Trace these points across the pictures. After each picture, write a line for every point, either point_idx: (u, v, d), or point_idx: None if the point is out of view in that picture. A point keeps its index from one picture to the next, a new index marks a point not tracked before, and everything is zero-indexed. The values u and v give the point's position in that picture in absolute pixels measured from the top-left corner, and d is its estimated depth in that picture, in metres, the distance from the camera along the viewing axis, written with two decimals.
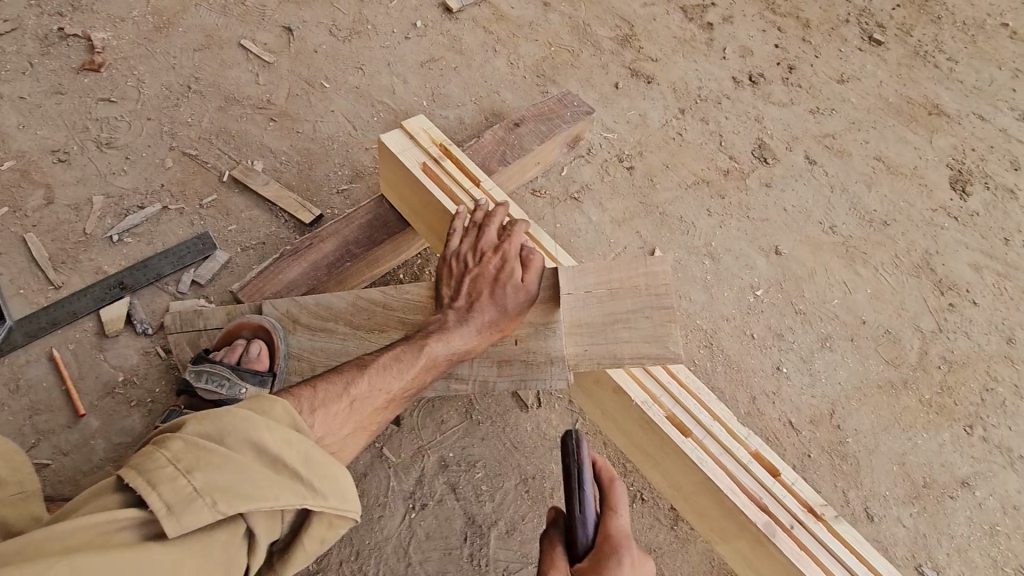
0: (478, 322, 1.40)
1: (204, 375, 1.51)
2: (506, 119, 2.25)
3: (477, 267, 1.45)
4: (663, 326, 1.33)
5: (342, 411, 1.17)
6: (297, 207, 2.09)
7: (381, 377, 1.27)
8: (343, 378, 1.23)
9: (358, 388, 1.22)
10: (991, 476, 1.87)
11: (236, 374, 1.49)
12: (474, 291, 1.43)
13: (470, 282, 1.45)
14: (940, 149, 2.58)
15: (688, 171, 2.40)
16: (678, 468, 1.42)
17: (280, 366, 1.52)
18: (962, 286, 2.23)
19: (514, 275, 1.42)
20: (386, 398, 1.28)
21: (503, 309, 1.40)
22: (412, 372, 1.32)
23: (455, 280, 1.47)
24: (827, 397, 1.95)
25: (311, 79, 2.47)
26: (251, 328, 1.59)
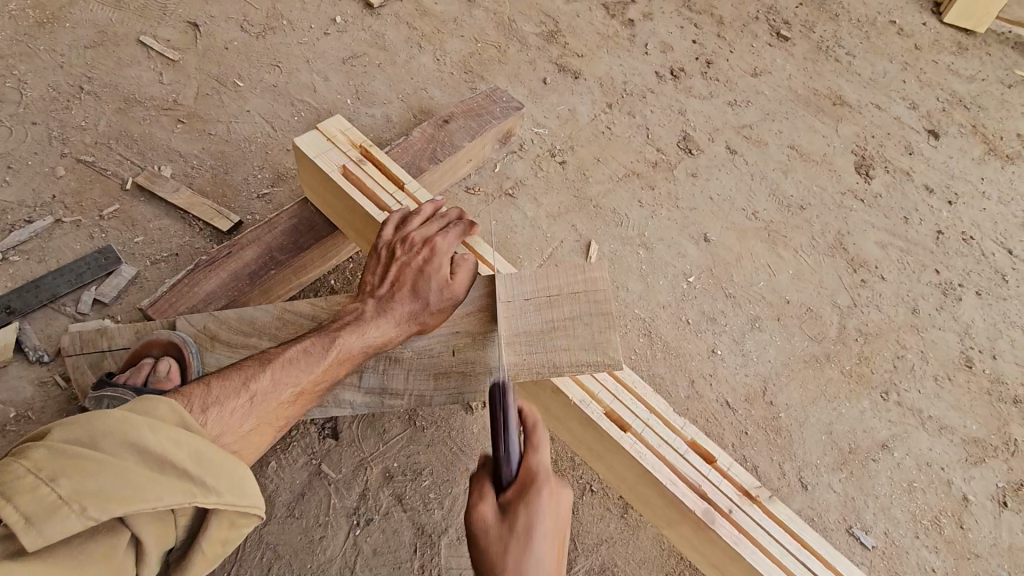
0: (398, 313, 1.36)
1: (104, 399, 1.37)
2: (433, 116, 2.20)
3: (402, 260, 1.40)
4: (602, 332, 1.32)
5: (241, 407, 1.13)
6: (212, 214, 1.94)
7: (289, 371, 1.22)
8: (241, 374, 1.17)
9: (260, 382, 1.17)
10: (907, 437, 2.01)
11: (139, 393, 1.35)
12: (398, 284, 1.38)
13: (396, 271, 1.41)
14: (845, 136, 2.77)
15: (619, 163, 2.44)
16: (620, 461, 1.42)
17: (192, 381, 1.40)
18: (872, 262, 2.39)
19: (441, 270, 1.38)
20: (294, 392, 1.22)
21: (425, 301, 1.37)
22: (323, 364, 1.27)
23: (381, 268, 1.43)
24: (759, 375, 2.04)
25: (223, 77, 2.31)
26: (161, 342, 1.46)
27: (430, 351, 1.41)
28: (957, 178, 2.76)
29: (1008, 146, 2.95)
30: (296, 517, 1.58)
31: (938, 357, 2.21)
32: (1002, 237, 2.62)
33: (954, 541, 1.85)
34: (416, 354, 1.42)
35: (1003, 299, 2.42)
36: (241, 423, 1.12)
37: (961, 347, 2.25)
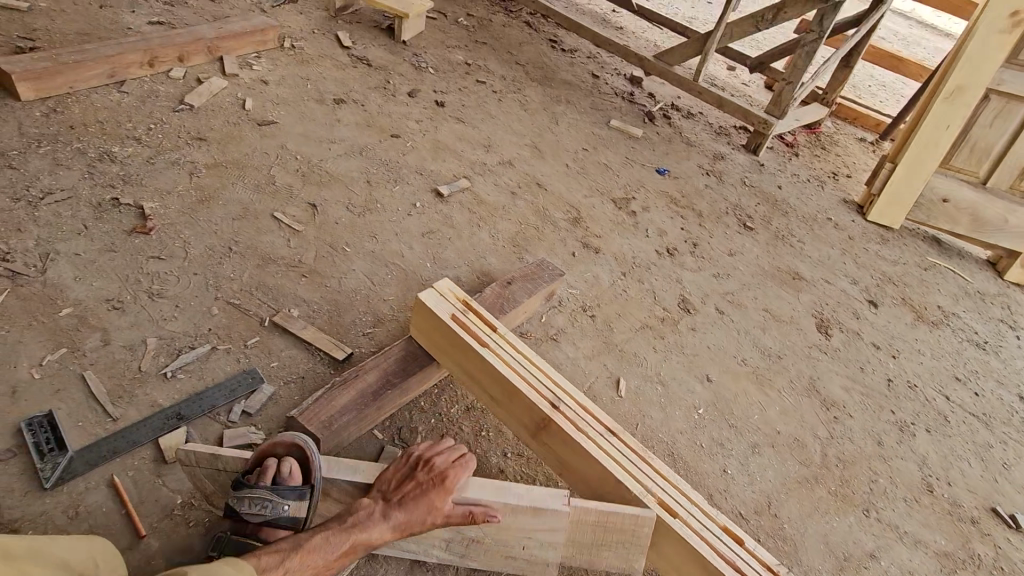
0: (395, 523, 1.71)
1: (248, 499, 1.69)
2: (498, 279, 2.90)
3: (415, 481, 1.78)
4: (637, 552, 1.84)
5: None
6: (331, 347, 2.49)
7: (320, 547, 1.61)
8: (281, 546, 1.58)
9: (302, 558, 1.57)
10: (890, 548, 2.42)
11: (279, 492, 1.71)
12: (404, 500, 1.73)
13: (404, 487, 1.77)
14: (805, 302, 3.54)
15: (635, 318, 3.12)
16: (669, 545, 1.82)
17: (315, 479, 1.78)
18: (840, 402, 2.99)
19: (439, 498, 1.76)
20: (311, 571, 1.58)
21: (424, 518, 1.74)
22: (337, 552, 1.62)
23: (394, 482, 1.79)
24: (763, 491, 2.49)
25: (334, 244, 3.02)
26: (283, 444, 1.84)
27: (509, 544, 1.89)
28: (897, 338, 3.49)
29: (932, 315, 3.75)
30: None
31: (904, 482, 2.70)
32: (940, 386, 3.27)
33: None
34: (495, 544, 1.89)
35: (948, 436, 3.00)
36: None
37: (922, 474, 2.76)
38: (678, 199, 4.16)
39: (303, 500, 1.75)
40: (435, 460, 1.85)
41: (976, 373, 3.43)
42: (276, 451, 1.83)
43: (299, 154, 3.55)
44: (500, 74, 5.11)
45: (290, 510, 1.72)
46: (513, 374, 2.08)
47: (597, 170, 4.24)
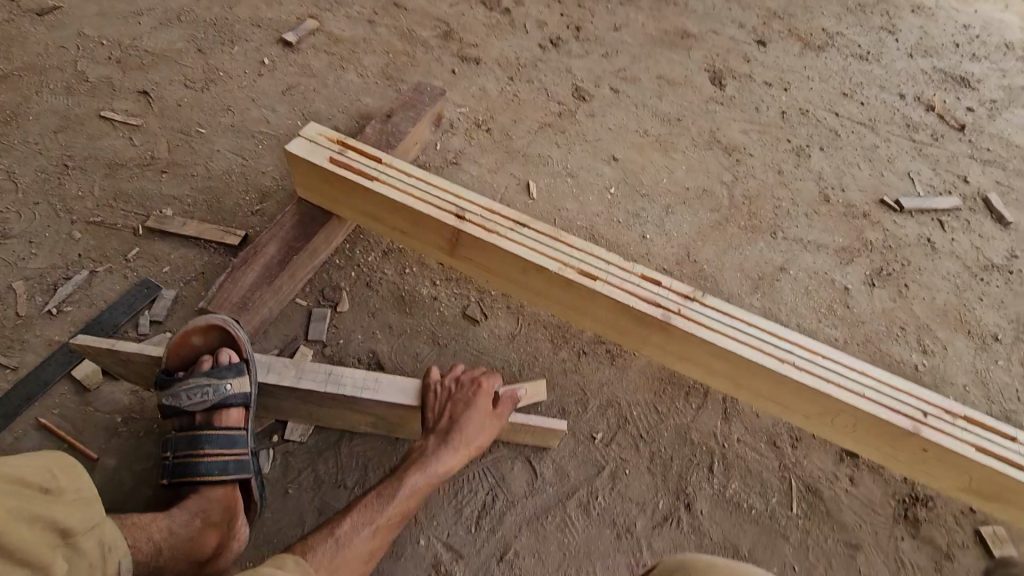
0: (456, 450, 1.64)
1: (185, 390, 1.58)
2: (377, 117, 2.68)
3: (462, 405, 1.71)
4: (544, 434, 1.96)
5: (332, 549, 1.38)
6: (221, 234, 2.31)
7: (396, 502, 1.52)
8: (352, 519, 1.46)
9: (342, 527, 1.43)
10: (796, 258, 2.69)
11: (215, 374, 1.60)
12: (455, 425, 1.66)
13: (448, 412, 1.69)
14: (697, 59, 3.47)
15: (532, 120, 3.01)
16: (597, 307, 1.94)
17: (250, 352, 1.67)
18: (740, 147, 3.09)
19: (485, 410, 1.73)
20: (376, 530, 1.47)
21: (484, 433, 1.71)
22: (395, 503, 1.52)
23: (437, 411, 1.70)
24: (681, 244, 2.66)
25: (186, 129, 2.66)
26: (199, 334, 1.68)
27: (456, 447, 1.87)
28: (787, 71, 3.52)
29: (818, 39, 3.76)
30: None
31: (805, 200, 2.92)
32: (830, 106, 3.40)
33: (847, 317, 2.52)
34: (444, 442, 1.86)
35: (839, 149, 3.19)
36: (356, 543, 1.42)
37: (819, 189, 2.98)
38: None
39: (245, 376, 1.64)
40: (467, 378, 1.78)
41: (861, 84, 3.56)
42: (194, 343, 1.68)
43: (103, 38, 2.96)
44: None
45: (234, 387, 1.61)
46: (411, 198, 2.00)
47: None
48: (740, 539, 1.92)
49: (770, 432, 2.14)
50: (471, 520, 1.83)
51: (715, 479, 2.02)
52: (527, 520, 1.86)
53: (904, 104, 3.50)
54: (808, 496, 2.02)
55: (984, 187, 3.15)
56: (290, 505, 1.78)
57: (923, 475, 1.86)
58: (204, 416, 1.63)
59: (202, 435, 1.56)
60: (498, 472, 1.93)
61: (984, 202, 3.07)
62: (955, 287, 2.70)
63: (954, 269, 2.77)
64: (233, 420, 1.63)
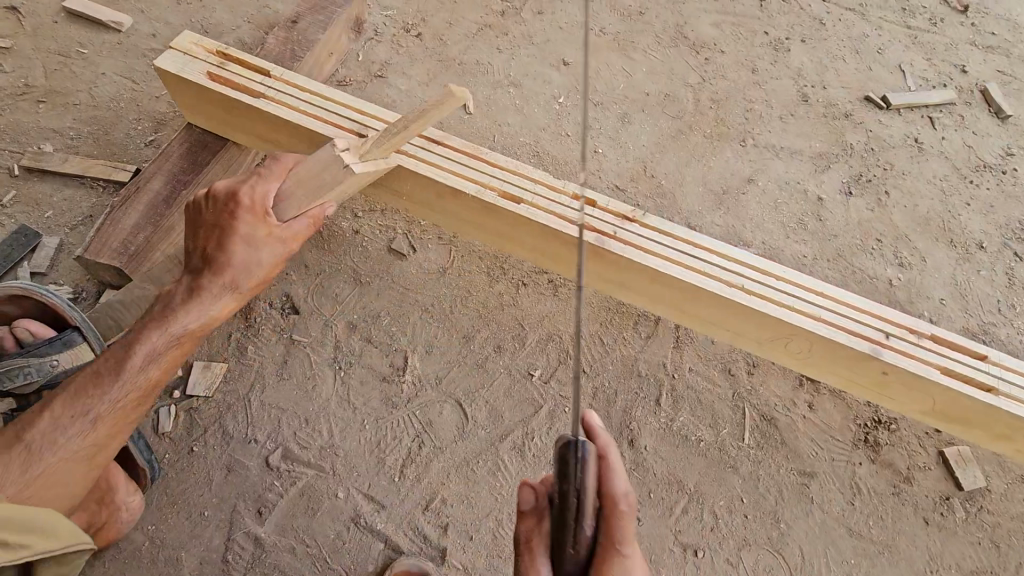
0: (215, 287, 1.46)
1: (7, 372, 1.53)
2: (284, 23, 2.32)
3: (213, 241, 1.46)
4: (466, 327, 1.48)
5: (26, 456, 1.26)
6: (109, 171, 2.05)
7: (121, 381, 1.35)
8: (52, 414, 1.30)
9: (38, 428, 1.28)
10: (766, 168, 2.42)
11: (38, 352, 1.55)
12: (211, 258, 1.45)
13: (204, 237, 1.48)
14: None
15: (470, 21, 2.63)
16: (525, 234, 1.72)
17: (76, 319, 1.60)
18: (710, 42, 2.73)
19: (252, 229, 1.46)
20: (94, 417, 1.33)
21: (253, 269, 1.48)
22: (116, 382, 1.35)
23: (198, 236, 1.49)
24: (638, 158, 2.38)
25: (65, 50, 2.32)
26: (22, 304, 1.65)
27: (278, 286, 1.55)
28: None
29: None
30: (287, 378, 1.80)
31: (779, 101, 2.61)
32: None
33: (818, 231, 2.29)
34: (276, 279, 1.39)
35: (823, 40, 2.82)
36: (63, 444, 1.29)
37: (796, 87, 2.66)
38: None
39: (76, 347, 1.58)
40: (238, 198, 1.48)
41: None
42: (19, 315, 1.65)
43: None
44: None
45: (62, 362, 1.56)
46: (302, 114, 1.72)
47: None
48: (686, 474, 1.80)
49: (725, 360, 1.97)
50: (395, 469, 1.72)
51: (662, 413, 1.88)
52: (456, 466, 1.74)
53: None
54: (762, 425, 1.89)
55: (984, 77, 2.81)
56: (196, 464, 1.66)
57: (884, 399, 1.70)
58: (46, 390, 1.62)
59: None
60: (424, 417, 1.79)
61: (982, 94, 2.74)
62: (941, 192, 2.44)
63: (942, 171, 2.50)
64: None
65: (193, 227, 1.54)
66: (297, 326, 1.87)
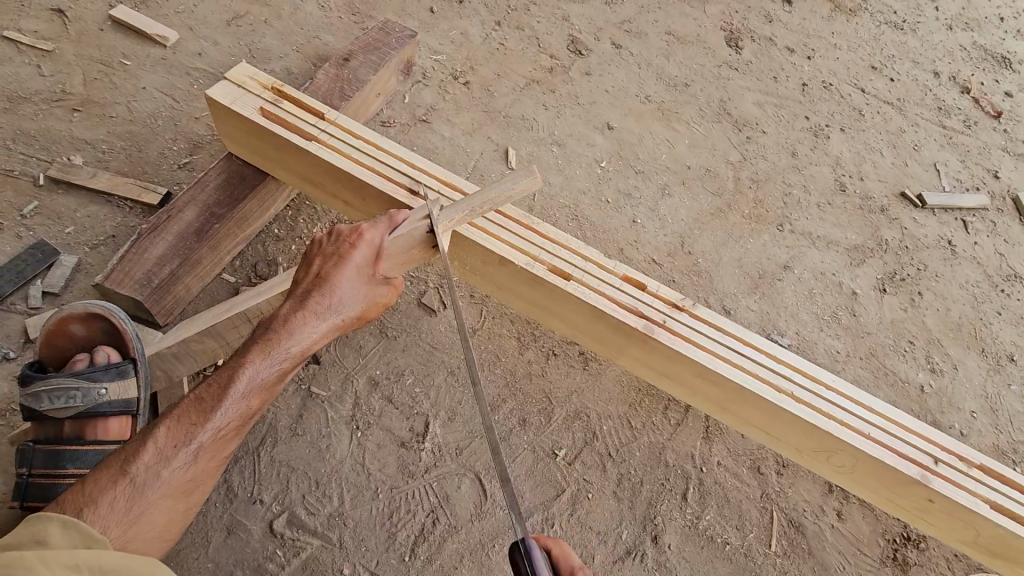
0: (325, 317, 1.28)
1: (47, 393, 1.39)
2: (334, 59, 2.29)
3: (329, 263, 1.32)
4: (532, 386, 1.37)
5: (124, 493, 1.01)
6: (138, 191, 1.97)
7: (225, 407, 1.15)
8: (156, 443, 1.08)
9: (141, 461, 1.05)
10: (803, 256, 2.39)
11: (86, 376, 1.42)
12: (323, 285, 1.29)
13: (318, 266, 1.33)
14: (712, 16, 3.10)
15: (518, 75, 2.62)
16: (569, 310, 1.65)
17: (134, 347, 1.50)
18: (753, 121, 2.74)
19: (366, 264, 1.35)
20: (199, 448, 1.11)
21: (361, 298, 1.35)
22: (224, 407, 1.14)
23: (305, 266, 1.35)
24: (676, 233, 2.35)
25: (107, 59, 2.27)
26: (81, 324, 1.52)
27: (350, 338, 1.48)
28: (812, 37, 3.15)
29: (850, 1, 3.39)
30: (301, 434, 1.70)
31: (818, 188, 2.60)
32: (855, 80, 3.04)
33: (853, 327, 2.25)
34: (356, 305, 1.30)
35: (862, 131, 2.84)
36: (167, 477, 1.06)
37: (835, 176, 2.66)
38: None
39: (127, 379, 1.47)
40: (341, 234, 1.37)
41: (892, 56, 3.19)
42: (71, 333, 1.52)
43: None
44: None
45: (110, 392, 1.44)
46: (352, 163, 1.65)
47: None
48: None
49: (754, 458, 1.90)
50: (406, 546, 1.61)
51: (688, 509, 1.80)
52: (470, 549, 1.63)
53: (938, 84, 3.13)
54: (790, 531, 1.81)
55: (1016, 184, 2.83)
56: (194, 521, 1.54)
57: (923, 523, 1.64)
58: (77, 422, 1.45)
59: (69, 449, 1.40)
60: (441, 491, 1.69)
61: (1014, 202, 2.76)
62: (973, 298, 2.43)
63: (974, 277, 2.49)
64: (109, 429, 1.47)
65: (303, 259, 1.39)
66: (317, 377, 1.78)
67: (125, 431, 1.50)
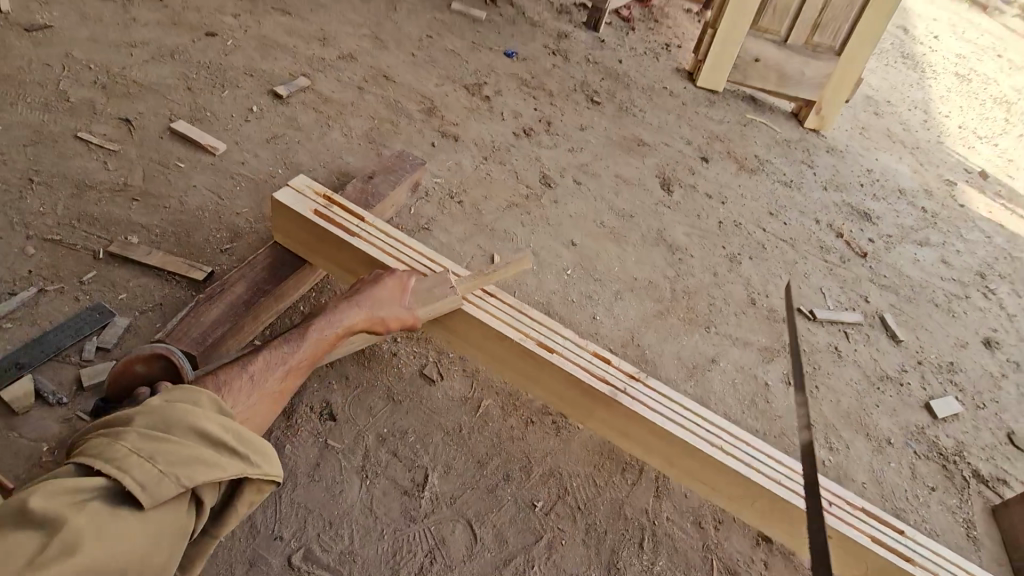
0: (364, 313, 1.85)
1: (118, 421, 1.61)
2: (359, 177, 2.85)
3: (370, 282, 1.94)
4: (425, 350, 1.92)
5: (244, 384, 1.58)
6: (185, 268, 2.31)
7: (300, 348, 1.72)
8: (262, 359, 1.65)
9: (254, 367, 1.62)
10: (726, 352, 2.98)
11: (150, 406, 1.64)
12: (363, 295, 1.88)
13: (361, 284, 1.94)
14: (650, 166, 3.96)
15: (501, 198, 3.26)
16: (551, 378, 2.09)
17: (189, 379, 1.74)
18: (684, 247, 3.47)
19: (393, 287, 1.93)
20: (285, 370, 1.67)
21: (390, 305, 1.91)
22: (300, 349, 1.72)
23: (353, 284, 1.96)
24: (627, 329, 2.89)
25: (164, 161, 2.71)
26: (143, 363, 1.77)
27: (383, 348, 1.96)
28: (725, 188, 4.06)
29: (751, 164, 4.41)
30: (317, 480, 1.96)
31: (735, 301, 3.28)
32: (758, 221, 3.91)
33: (768, 411, 2.78)
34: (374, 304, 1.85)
35: (766, 260, 3.62)
36: (268, 382, 1.62)
37: (747, 292, 3.36)
38: (530, 81, 4.27)
39: None
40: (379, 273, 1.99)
41: (784, 206, 4.13)
42: (135, 372, 1.76)
43: (93, 64, 3.06)
44: None
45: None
46: (386, 255, 2.11)
47: (445, 58, 4.14)
48: None
49: (696, 514, 2.28)
50: None
51: (644, 556, 2.12)
52: None
53: (818, 228, 4.06)
54: None
55: (881, 307, 3.64)
56: (219, 553, 1.74)
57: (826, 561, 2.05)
58: None
59: None
60: (437, 534, 1.96)
61: (881, 320, 3.54)
62: (857, 393, 3.05)
63: (856, 376, 3.14)
64: None
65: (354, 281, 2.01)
66: (333, 431, 2.07)
67: None
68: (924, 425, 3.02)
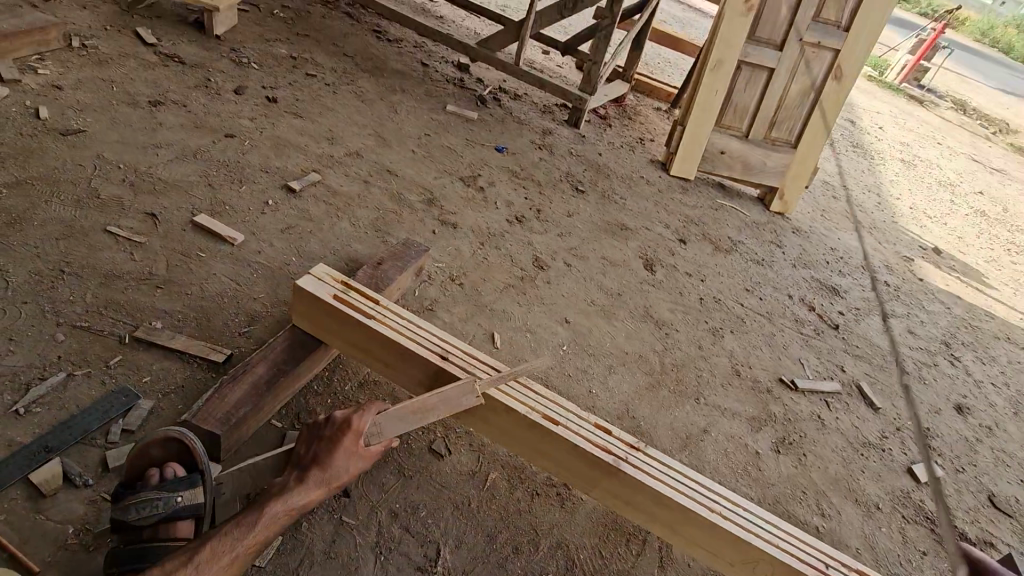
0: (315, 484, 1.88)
1: (137, 504, 1.79)
2: (368, 263, 3.07)
3: (325, 444, 1.94)
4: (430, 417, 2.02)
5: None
6: (206, 351, 2.44)
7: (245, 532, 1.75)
8: (204, 552, 1.69)
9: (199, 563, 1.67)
10: (716, 422, 3.13)
11: (168, 488, 1.84)
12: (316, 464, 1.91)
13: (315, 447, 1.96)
14: (633, 248, 4.28)
15: (498, 280, 3.50)
16: (556, 449, 2.21)
17: (205, 463, 1.92)
18: (669, 322, 3.70)
19: (350, 446, 1.94)
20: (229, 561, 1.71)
21: (345, 470, 1.92)
22: (249, 534, 1.75)
23: (307, 444, 1.98)
24: (622, 401, 3.04)
25: (186, 251, 2.91)
26: (159, 445, 1.94)
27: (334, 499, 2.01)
28: (703, 267, 4.38)
29: (725, 245, 4.77)
30: (333, 558, 2.01)
31: (720, 372, 3.47)
32: (736, 297, 4.19)
33: (760, 479, 2.90)
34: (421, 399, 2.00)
35: (746, 333, 3.87)
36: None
37: (731, 364, 3.56)
38: (520, 173, 4.67)
39: (196, 489, 1.89)
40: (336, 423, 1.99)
41: (759, 283, 4.45)
42: (153, 455, 1.93)
43: (122, 164, 3.33)
44: (329, 66, 5.15)
45: (182, 501, 1.85)
46: (401, 336, 2.28)
47: (442, 153, 4.54)
48: None
49: None
50: None
51: None
52: None
53: (791, 302, 4.36)
54: None
55: (857, 376, 3.86)
56: None
57: None
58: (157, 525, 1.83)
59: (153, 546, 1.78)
60: None
61: (858, 388, 3.75)
62: (843, 459, 3.19)
63: (840, 443, 3.29)
64: (181, 530, 1.86)
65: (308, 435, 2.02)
66: (348, 507, 2.14)
67: (190, 530, 1.90)
68: (908, 489, 3.15)
